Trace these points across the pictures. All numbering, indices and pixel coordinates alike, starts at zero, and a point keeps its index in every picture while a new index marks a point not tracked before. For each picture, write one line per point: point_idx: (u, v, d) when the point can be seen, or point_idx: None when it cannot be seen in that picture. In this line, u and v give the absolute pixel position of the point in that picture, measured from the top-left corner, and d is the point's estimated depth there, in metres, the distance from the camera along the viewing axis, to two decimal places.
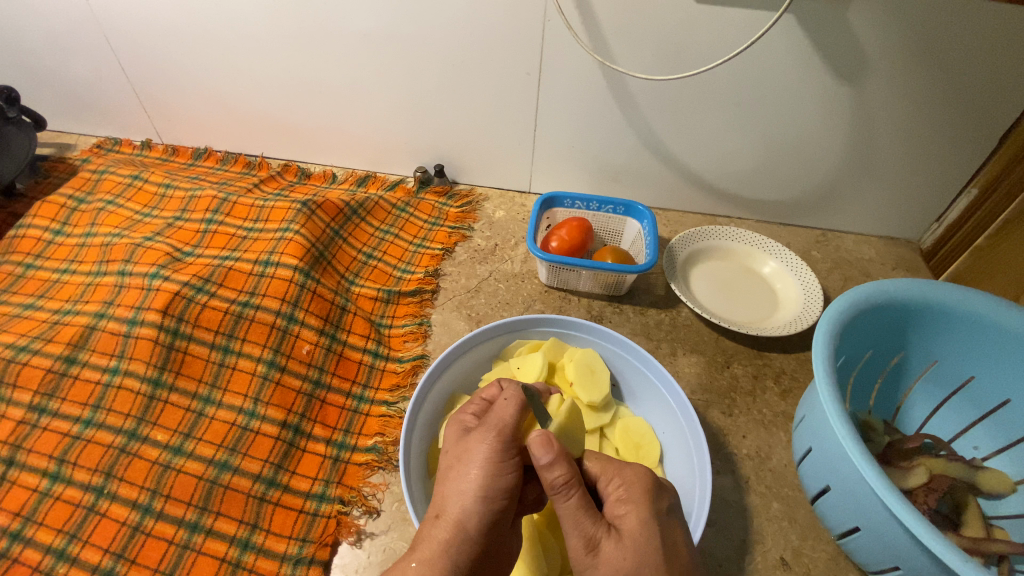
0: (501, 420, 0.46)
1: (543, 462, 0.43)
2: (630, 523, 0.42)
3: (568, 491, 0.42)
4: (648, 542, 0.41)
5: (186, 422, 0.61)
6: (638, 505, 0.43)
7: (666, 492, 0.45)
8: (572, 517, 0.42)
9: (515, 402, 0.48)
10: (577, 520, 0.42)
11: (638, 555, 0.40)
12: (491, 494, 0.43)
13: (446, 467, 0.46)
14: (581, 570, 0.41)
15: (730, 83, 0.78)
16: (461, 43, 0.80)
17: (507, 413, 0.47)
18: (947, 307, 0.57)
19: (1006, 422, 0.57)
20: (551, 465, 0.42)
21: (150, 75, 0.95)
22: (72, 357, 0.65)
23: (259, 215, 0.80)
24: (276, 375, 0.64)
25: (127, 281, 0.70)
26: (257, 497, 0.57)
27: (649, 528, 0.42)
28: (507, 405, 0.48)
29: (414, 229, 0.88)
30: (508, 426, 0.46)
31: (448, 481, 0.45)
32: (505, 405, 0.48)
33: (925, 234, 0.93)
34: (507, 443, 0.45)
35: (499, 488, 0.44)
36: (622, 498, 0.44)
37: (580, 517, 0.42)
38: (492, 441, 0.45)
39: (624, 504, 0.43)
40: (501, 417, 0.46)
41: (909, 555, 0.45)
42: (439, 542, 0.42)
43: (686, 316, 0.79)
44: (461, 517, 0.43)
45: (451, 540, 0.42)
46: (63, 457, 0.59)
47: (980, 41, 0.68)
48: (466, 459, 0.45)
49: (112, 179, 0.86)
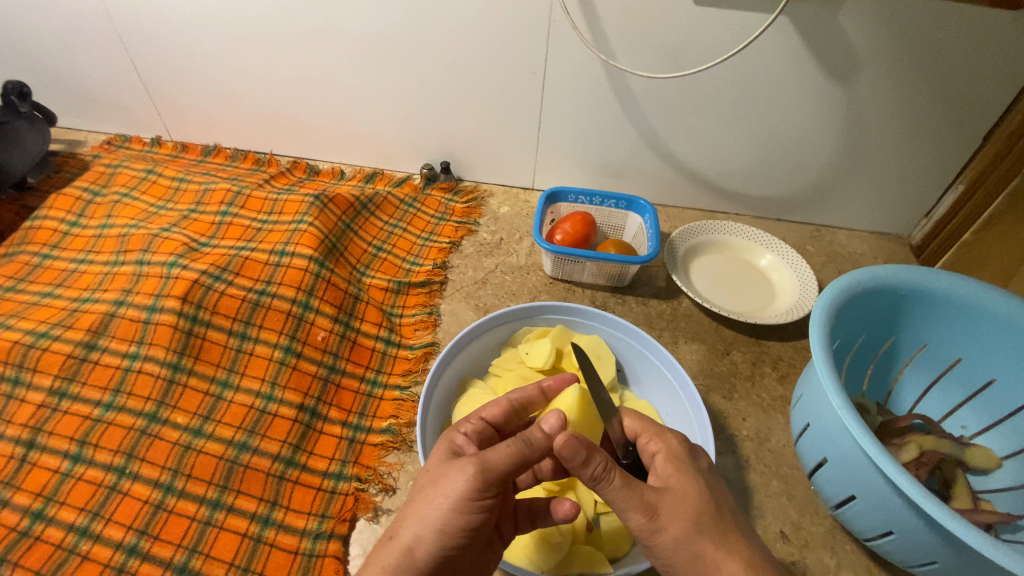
0: (488, 462, 0.44)
1: (578, 461, 0.42)
2: (680, 479, 0.45)
3: (612, 476, 0.42)
4: (698, 492, 0.45)
5: (204, 405, 0.63)
6: (681, 464, 0.47)
7: (699, 453, 0.49)
8: (622, 495, 0.43)
9: (513, 452, 0.45)
10: (628, 497, 0.43)
11: (697, 505, 0.44)
12: (451, 531, 0.43)
13: (421, 486, 0.46)
14: (648, 538, 0.43)
15: (727, 83, 0.82)
16: (469, 44, 0.83)
17: (498, 458, 0.44)
18: (937, 292, 0.60)
19: (992, 401, 0.60)
20: (587, 459, 0.42)
21: (162, 72, 0.97)
22: (91, 343, 0.66)
23: (272, 208, 0.82)
24: (292, 360, 0.66)
25: (146, 270, 0.71)
26: (276, 476, 0.59)
27: (695, 480, 0.45)
28: (504, 450, 0.45)
29: (422, 224, 0.91)
30: (495, 473, 0.44)
31: (417, 499, 0.45)
32: (502, 451, 0.45)
33: (914, 230, 0.97)
34: (484, 482, 0.44)
35: (458, 526, 0.43)
36: (666, 461, 0.47)
37: (631, 493, 0.43)
38: (468, 476, 0.44)
39: (670, 466, 0.47)
40: (489, 460, 0.44)
41: (904, 521, 0.47)
42: (384, 566, 0.42)
43: (687, 306, 0.82)
44: (413, 540, 0.43)
45: (397, 566, 0.42)
46: (84, 440, 0.60)
47: (964, 43, 0.72)
48: (440, 484, 0.44)
49: (126, 174, 0.87)
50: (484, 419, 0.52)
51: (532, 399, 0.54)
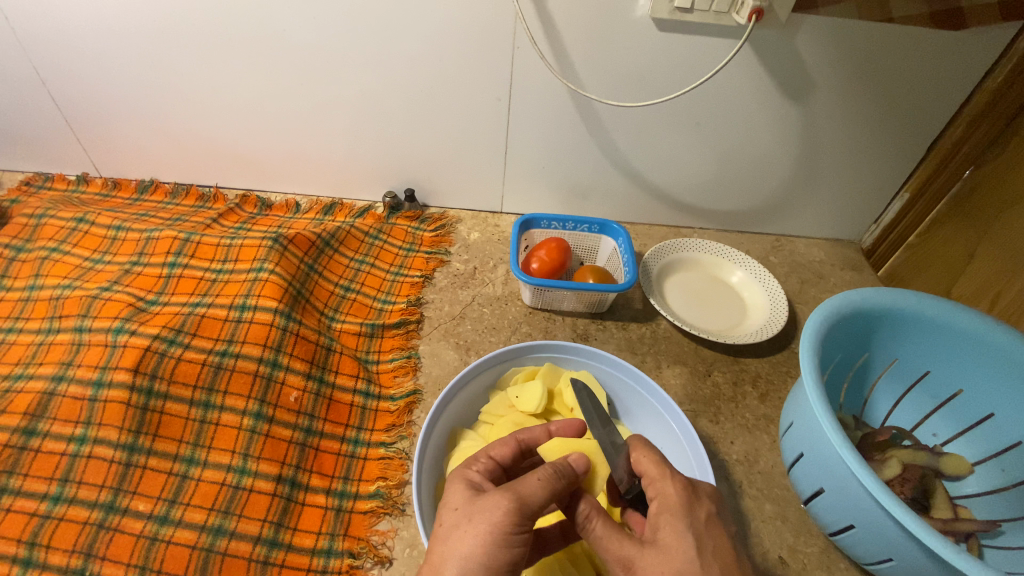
0: (523, 495, 0.41)
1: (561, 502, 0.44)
2: (670, 536, 0.42)
3: (592, 523, 0.43)
4: (685, 552, 0.41)
5: (169, 487, 0.58)
6: (675, 517, 0.43)
7: (701, 496, 0.45)
8: (602, 545, 0.42)
9: (545, 484, 0.43)
10: (608, 547, 0.42)
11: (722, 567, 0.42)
12: None
13: (452, 525, 0.41)
14: None
15: (691, 106, 0.83)
16: (431, 70, 0.80)
17: (534, 493, 0.42)
18: (906, 311, 0.62)
19: (960, 410, 0.64)
20: (570, 503, 0.44)
21: (86, 106, 0.88)
22: (30, 428, 0.60)
23: (226, 254, 0.76)
24: (264, 427, 0.61)
25: (87, 338, 0.65)
26: (260, 561, 0.54)
27: (685, 536, 0.42)
28: (537, 481, 0.43)
29: (389, 257, 0.87)
30: (535, 506, 0.41)
31: (424, 517, 0.41)
32: (537, 485, 0.42)
33: (865, 235, 1.02)
34: (524, 517, 0.41)
35: (503, 563, 0.40)
36: (659, 511, 0.43)
37: (612, 543, 0.42)
38: (507, 508, 0.40)
39: (663, 516, 0.43)
40: (525, 493, 0.42)
41: (904, 550, 0.49)
42: None
43: (666, 328, 0.82)
44: None
45: None
46: (33, 541, 0.54)
47: (909, 64, 0.75)
48: (477, 520, 0.40)
49: (53, 224, 0.79)
50: (494, 458, 0.49)
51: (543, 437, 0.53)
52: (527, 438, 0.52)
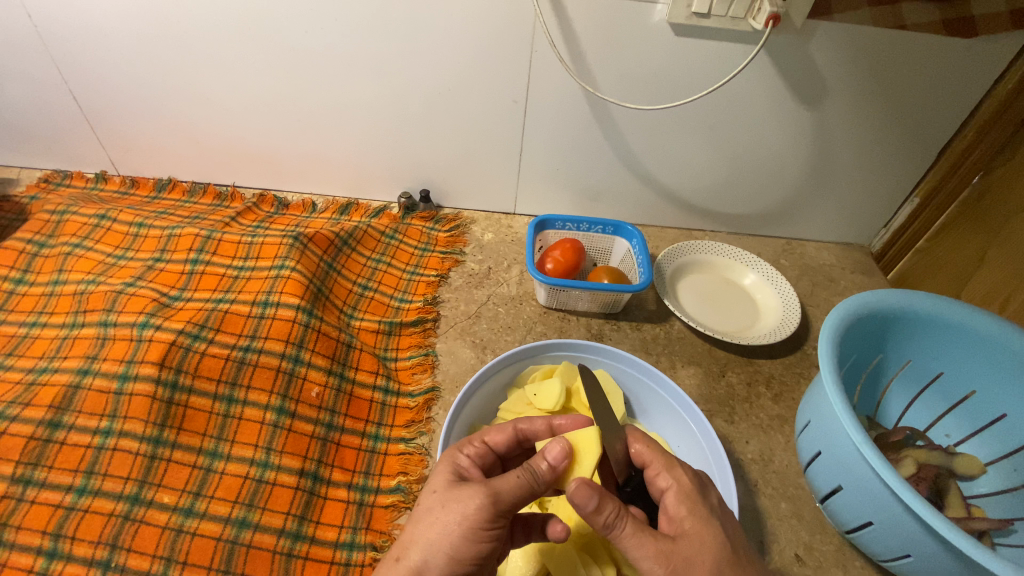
0: (499, 490, 0.42)
1: (590, 507, 0.40)
2: (694, 524, 0.43)
3: (623, 523, 0.40)
4: (715, 539, 0.42)
5: (193, 480, 0.58)
6: (695, 503, 0.44)
7: (708, 486, 0.47)
8: (634, 544, 0.41)
9: (522, 483, 0.42)
10: (641, 545, 0.41)
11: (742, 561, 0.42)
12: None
13: (428, 508, 0.43)
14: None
15: (705, 111, 0.84)
16: (450, 73, 0.81)
17: (509, 489, 0.42)
18: (920, 313, 0.63)
19: (973, 411, 0.65)
20: (599, 507, 0.40)
21: (108, 105, 0.89)
22: (55, 421, 0.61)
23: (248, 251, 0.77)
24: (286, 422, 0.62)
25: (111, 332, 0.66)
26: (284, 554, 0.55)
27: (711, 522, 0.43)
28: (514, 479, 0.42)
29: (405, 257, 0.87)
30: (506, 503, 0.42)
31: (424, 524, 0.42)
32: (513, 482, 0.42)
33: (874, 239, 1.03)
34: (496, 511, 0.41)
35: (469, 555, 0.41)
36: (679, 500, 0.44)
37: (643, 539, 0.41)
38: (479, 501, 0.41)
39: (684, 504, 0.44)
40: (501, 488, 0.42)
41: (922, 545, 0.50)
42: None
43: (679, 329, 0.83)
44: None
45: None
46: (58, 532, 0.54)
47: (922, 70, 0.77)
48: (450, 509, 0.42)
49: (75, 221, 0.80)
50: (487, 443, 0.50)
51: (539, 433, 0.51)
52: (528, 429, 0.51)
